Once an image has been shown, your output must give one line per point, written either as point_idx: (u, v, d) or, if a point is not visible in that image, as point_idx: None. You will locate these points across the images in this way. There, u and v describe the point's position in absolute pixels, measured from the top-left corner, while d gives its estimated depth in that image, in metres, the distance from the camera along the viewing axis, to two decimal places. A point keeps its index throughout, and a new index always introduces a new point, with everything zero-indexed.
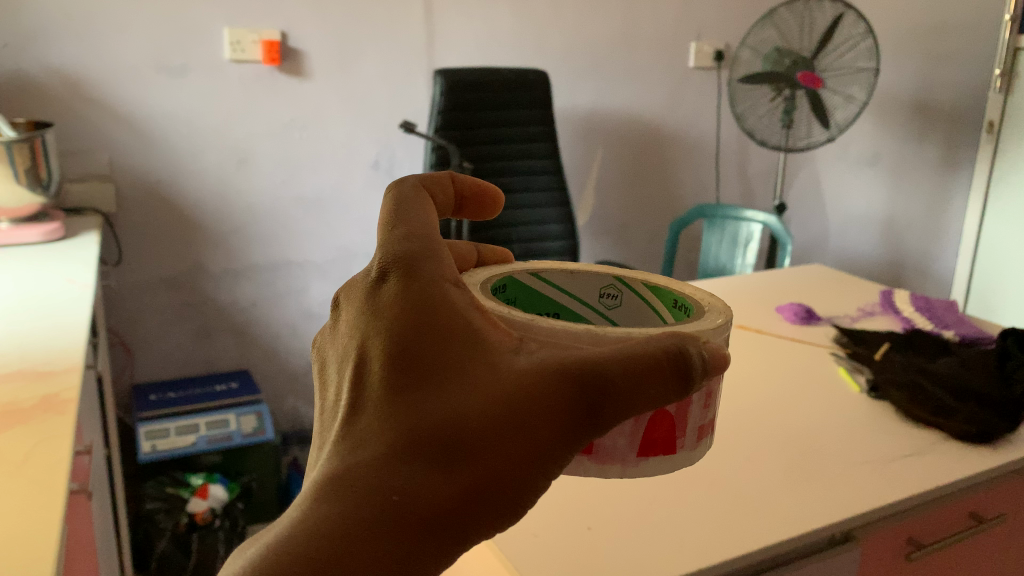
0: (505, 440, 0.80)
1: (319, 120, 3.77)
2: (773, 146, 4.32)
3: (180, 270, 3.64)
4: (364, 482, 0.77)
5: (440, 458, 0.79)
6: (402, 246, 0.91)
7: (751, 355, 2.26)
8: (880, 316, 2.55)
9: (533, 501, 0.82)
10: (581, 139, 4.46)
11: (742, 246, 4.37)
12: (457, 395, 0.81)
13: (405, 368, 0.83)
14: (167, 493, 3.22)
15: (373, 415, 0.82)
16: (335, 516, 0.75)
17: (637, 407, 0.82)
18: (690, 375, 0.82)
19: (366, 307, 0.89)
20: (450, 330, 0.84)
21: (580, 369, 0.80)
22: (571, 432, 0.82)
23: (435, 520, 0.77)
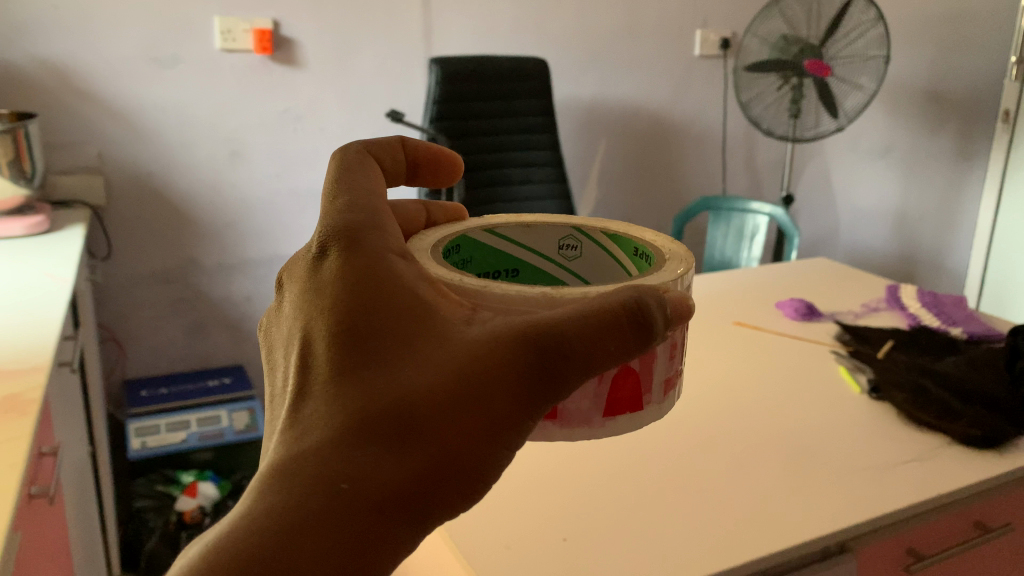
0: (459, 412, 0.77)
1: (314, 111, 3.69)
2: (779, 137, 4.22)
3: (173, 263, 3.58)
4: (310, 467, 0.74)
5: (390, 438, 0.75)
6: (344, 220, 0.90)
7: (748, 352, 2.17)
8: (885, 312, 2.45)
9: (495, 474, 0.79)
10: (583, 130, 4.37)
11: (748, 239, 4.26)
12: (406, 372, 0.78)
13: (350, 348, 0.79)
14: (157, 491, 3.21)
15: (318, 399, 0.79)
16: (282, 507, 0.72)
17: (596, 367, 0.79)
18: (649, 330, 0.78)
19: (310, 287, 0.87)
20: (397, 302, 0.81)
21: (534, 334, 0.78)
22: (532, 401, 0.79)
23: (389, 502, 0.74)
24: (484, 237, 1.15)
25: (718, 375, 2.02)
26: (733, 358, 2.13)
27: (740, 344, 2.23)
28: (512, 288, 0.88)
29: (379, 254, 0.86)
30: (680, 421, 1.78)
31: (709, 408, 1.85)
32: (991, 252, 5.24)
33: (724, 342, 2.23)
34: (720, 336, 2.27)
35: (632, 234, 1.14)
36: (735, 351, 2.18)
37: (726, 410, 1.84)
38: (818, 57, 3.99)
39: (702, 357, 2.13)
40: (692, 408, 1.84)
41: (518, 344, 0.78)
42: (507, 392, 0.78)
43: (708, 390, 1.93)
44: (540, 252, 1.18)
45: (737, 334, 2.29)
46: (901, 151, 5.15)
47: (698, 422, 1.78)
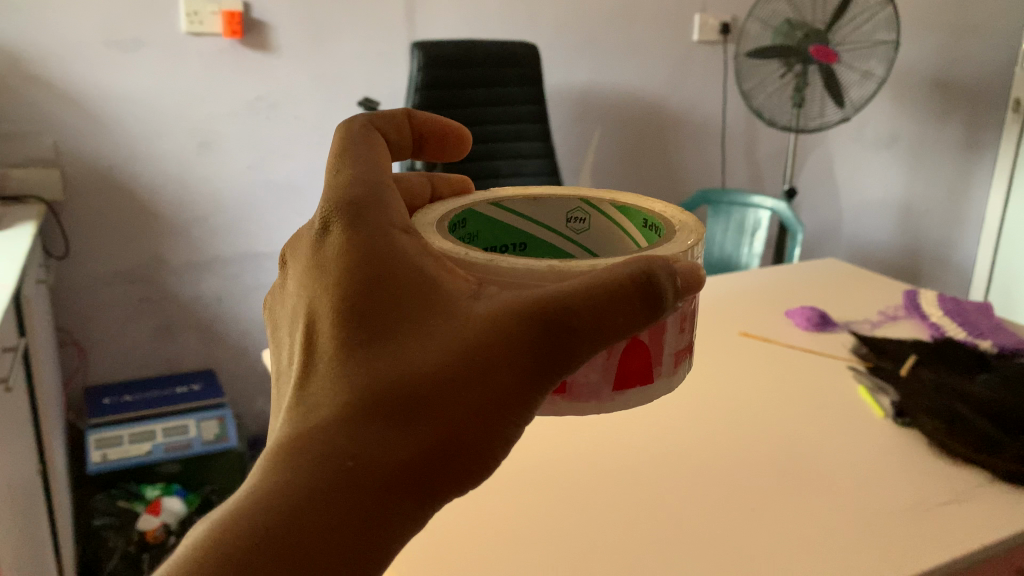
0: (467, 387, 0.77)
1: (288, 99, 3.46)
2: (783, 127, 4.00)
3: (137, 262, 3.35)
4: (316, 446, 0.74)
5: (399, 415, 0.76)
6: (347, 194, 0.90)
7: (755, 368, 1.97)
8: (904, 321, 2.24)
9: (504, 449, 0.80)
10: (575, 119, 4.15)
11: (749, 235, 4.05)
12: (414, 349, 0.78)
13: (357, 324, 0.80)
14: (117, 508, 2.99)
15: (326, 376, 0.80)
16: (292, 487, 0.72)
17: (604, 340, 0.79)
18: (656, 302, 0.79)
19: (312, 260, 0.87)
20: (403, 278, 0.82)
21: (539, 305, 0.78)
22: (540, 375, 0.80)
23: (398, 479, 0.74)
24: (494, 213, 1.22)
25: (724, 395, 1.81)
26: (739, 376, 1.92)
27: (746, 359, 2.02)
28: (518, 262, 0.87)
29: (382, 227, 0.87)
30: (680, 451, 1.58)
31: (713, 435, 1.64)
32: (998, 247, 5.05)
33: (729, 356, 2.02)
34: (723, 349, 2.06)
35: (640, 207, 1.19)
36: (741, 367, 1.97)
37: (732, 437, 1.63)
38: (824, 43, 3.76)
39: (705, 375, 1.92)
40: (695, 435, 1.64)
41: (525, 318, 0.78)
42: (515, 369, 0.79)
43: (713, 414, 1.73)
44: (548, 226, 1.26)
45: (743, 347, 2.08)
46: (907, 142, 4.94)
47: (700, 454, 1.57)
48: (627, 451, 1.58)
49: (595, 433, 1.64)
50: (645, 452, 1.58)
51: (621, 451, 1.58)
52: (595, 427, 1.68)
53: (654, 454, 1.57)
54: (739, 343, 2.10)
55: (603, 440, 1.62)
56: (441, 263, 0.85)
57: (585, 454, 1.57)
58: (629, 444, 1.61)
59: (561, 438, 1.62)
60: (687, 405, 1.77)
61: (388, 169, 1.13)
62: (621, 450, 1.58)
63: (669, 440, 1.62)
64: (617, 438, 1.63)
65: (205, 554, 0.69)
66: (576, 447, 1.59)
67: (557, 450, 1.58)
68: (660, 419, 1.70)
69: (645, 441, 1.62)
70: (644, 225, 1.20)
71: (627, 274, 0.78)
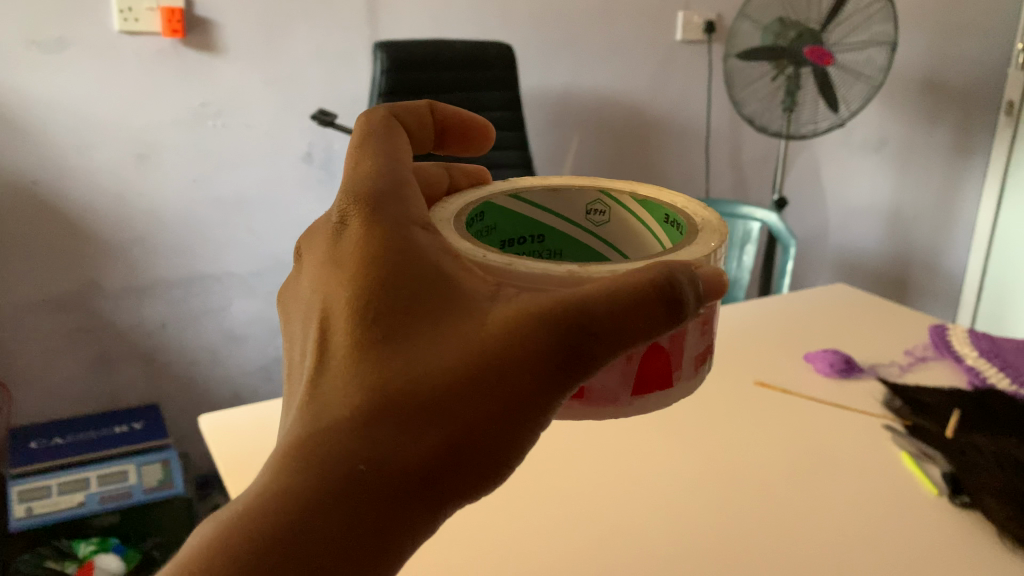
0: (476, 394, 0.88)
1: (238, 105, 3.12)
2: (773, 134, 3.75)
3: (68, 288, 3.00)
4: (341, 439, 0.86)
5: (417, 415, 0.87)
6: (375, 194, 1.05)
7: (777, 429, 1.70)
8: (936, 363, 1.97)
9: (516, 457, 0.91)
10: (552, 124, 3.87)
11: (738, 247, 3.79)
12: (427, 355, 0.90)
13: (378, 325, 0.92)
14: (44, 569, 2.61)
15: (341, 372, 0.91)
16: (320, 486, 0.84)
17: (618, 346, 0.90)
18: (679, 310, 0.90)
19: (335, 254, 1.02)
20: (418, 278, 0.94)
21: (560, 311, 0.88)
22: (550, 380, 0.90)
23: (423, 473, 0.87)
24: (511, 203, 1.17)
25: (747, 466, 1.54)
26: (761, 439, 1.65)
27: (766, 416, 1.75)
28: (535, 267, 0.97)
29: (402, 229, 1.00)
30: (707, 552, 1.30)
31: (743, 528, 1.37)
32: (989, 255, 4.86)
33: (745, 413, 1.75)
34: (738, 404, 1.79)
35: (663, 201, 1.15)
36: (761, 428, 1.69)
37: (766, 531, 1.36)
38: (819, 44, 3.52)
39: (722, 441, 1.64)
40: (721, 530, 1.36)
41: (541, 320, 0.89)
42: (527, 367, 0.89)
43: (739, 496, 1.45)
44: (569, 219, 1.22)
45: (760, 401, 1.80)
46: (896, 146, 4.73)
47: (733, 556, 1.29)
48: (643, 556, 1.30)
49: (600, 528, 1.37)
50: (664, 555, 1.30)
51: (636, 555, 1.30)
52: (600, 517, 1.40)
53: (676, 558, 1.29)
54: (755, 394, 1.83)
55: (612, 539, 1.35)
56: (458, 262, 0.97)
57: (593, 562, 1.29)
58: (644, 543, 1.33)
59: (563, 537, 1.34)
60: (707, 485, 1.50)
61: (413, 168, 1.15)
62: (636, 556, 1.31)
63: (692, 537, 1.34)
64: (630, 535, 1.35)
65: (252, 537, 0.81)
66: (583, 552, 1.32)
67: (559, 557, 1.30)
68: (677, 506, 1.43)
69: (662, 538, 1.35)
70: (667, 221, 1.14)
71: (638, 282, 0.89)
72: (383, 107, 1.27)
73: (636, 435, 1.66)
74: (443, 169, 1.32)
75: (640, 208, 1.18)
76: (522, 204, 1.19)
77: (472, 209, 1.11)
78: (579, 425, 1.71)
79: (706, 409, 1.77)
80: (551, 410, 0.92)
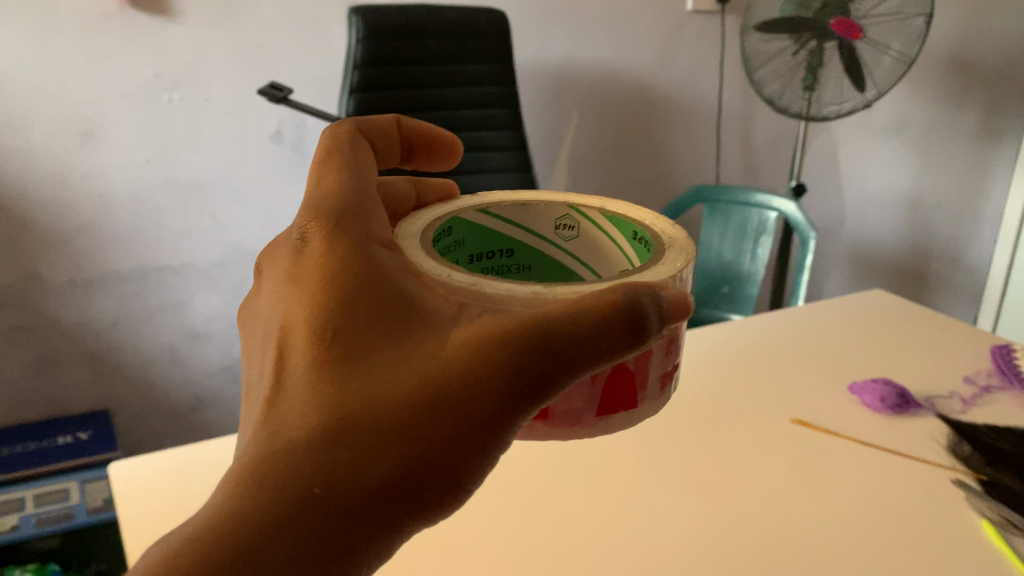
0: (432, 419, 0.77)
1: (196, 77, 2.76)
2: (794, 114, 3.44)
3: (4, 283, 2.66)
4: (283, 466, 0.76)
5: (367, 442, 0.77)
6: (333, 204, 0.95)
7: (826, 489, 1.38)
8: (1004, 394, 1.67)
9: (473, 482, 0.80)
10: (550, 102, 3.53)
11: (752, 238, 3.46)
12: (382, 375, 0.79)
13: (332, 340, 0.81)
14: None
15: (294, 394, 0.80)
16: (262, 513, 0.74)
17: (584, 366, 0.78)
18: (641, 330, 0.77)
19: (291, 268, 0.90)
20: (381, 295, 0.83)
21: (522, 333, 0.77)
22: (513, 405, 0.79)
23: (366, 505, 0.76)
24: (476, 218, 1.04)
25: (787, 541, 1.23)
26: (804, 501, 1.34)
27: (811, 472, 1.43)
28: (503, 286, 0.83)
29: (363, 239, 0.89)
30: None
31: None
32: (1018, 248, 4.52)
33: (783, 465, 1.44)
34: (776, 454, 1.47)
35: (632, 217, 1.02)
36: (804, 484, 1.38)
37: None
38: (846, 15, 3.15)
39: (760, 507, 1.33)
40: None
41: (503, 342, 0.77)
42: (491, 392, 0.78)
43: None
44: (537, 234, 1.08)
45: (801, 447, 1.49)
46: (921, 129, 4.37)
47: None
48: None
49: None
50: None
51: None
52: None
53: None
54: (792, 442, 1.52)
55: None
56: (423, 280, 0.85)
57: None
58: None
59: None
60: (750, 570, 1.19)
61: (374, 174, 1.06)
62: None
63: None
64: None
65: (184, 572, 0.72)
66: None
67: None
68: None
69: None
70: (637, 239, 1.00)
71: (609, 301, 0.77)
72: (352, 121, 1.17)
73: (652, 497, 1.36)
74: (411, 187, 1.24)
75: (609, 225, 1.05)
76: (487, 219, 1.05)
77: (438, 225, 0.97)
78: (582, 479, 1.40)
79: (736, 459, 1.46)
80: (508, 439, 0.81)
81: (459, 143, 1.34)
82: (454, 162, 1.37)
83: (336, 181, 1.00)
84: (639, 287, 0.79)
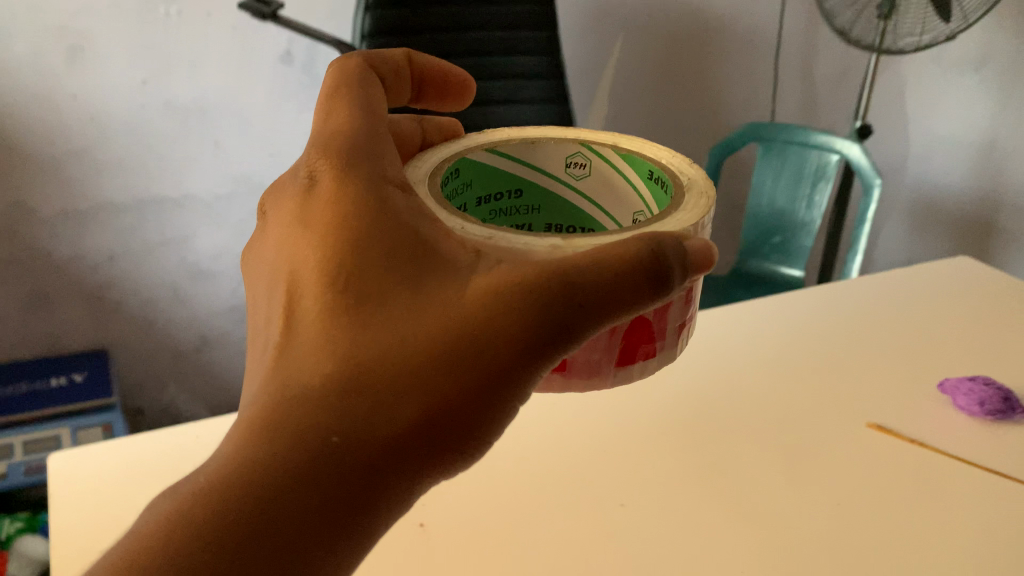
0: (454, 368, 0.73)
1: None
2: (864, 46, 3.06)
3: None
4: (298, 416, 0.72)
5: (385, 392, 0.73)
6: (341, 147, 0.88)
7: (894, 542, 1.16)
8: None
9: (496, 432, 0.77)
10: (591, 28, 3.24)
11: (809, 184, 3.12)
12: (402, 322, 0.75)
13: (349, 286, 0.77)
14: None
15: (309, 342, 0.76)
16: (275, 467, 0.71)
17: (615, 315, 0.76)
18: (664, 283, 0.75)
19: (298, 212, 0.85)
20: (393, 239, 0.78)
21: (547, 282, 0.73)
22: (537, 356, 0.75)
23: (384, 459, 0.72)
24: (486, 159, 1.02)
25: None
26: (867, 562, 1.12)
27: (880, 517, 1.21)
28: (520, 238, 0.81)
29: (374, 185, 0.83)
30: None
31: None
32: None
33: (848, 508, 1.22)
34: (839, 492, 1.26)
35: (647, 155, 1.00)
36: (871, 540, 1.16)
37: None
38: None
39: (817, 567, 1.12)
40: None
41: (523, 291, 0.74)
42: (512, 341, 0.74)
43: None
44: (547, 173, 1.06)
45: (869, 488, 1.27)
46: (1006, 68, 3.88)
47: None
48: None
49: None
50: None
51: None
52: None
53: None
54: (860, 475, 1.29)
55: None
56: (436, 222, 0.81)
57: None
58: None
59: None
60: None
61: (382, 98, 1.01)
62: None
63: None
64: None
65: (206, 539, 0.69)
66: None
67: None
68: None
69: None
70: (652, 179, 0.99)
71: (631, 254, 0.74)
72: (358, 57, 1.07)
73: (691, 548, 1.14)
74: (416, 124, 1.17)
75: (622, 163, 1.03)
76: (497, 158, 1.03)
77: (446, 167, 0.95)
78: (609, 516, 1.19)
79: (793, 494, 1.25)
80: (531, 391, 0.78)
81: (474, 81, 1.21)
82: (467, 102, 1.24)
83: (342, 122, 0.93)
84: (661, 236, 0.76)
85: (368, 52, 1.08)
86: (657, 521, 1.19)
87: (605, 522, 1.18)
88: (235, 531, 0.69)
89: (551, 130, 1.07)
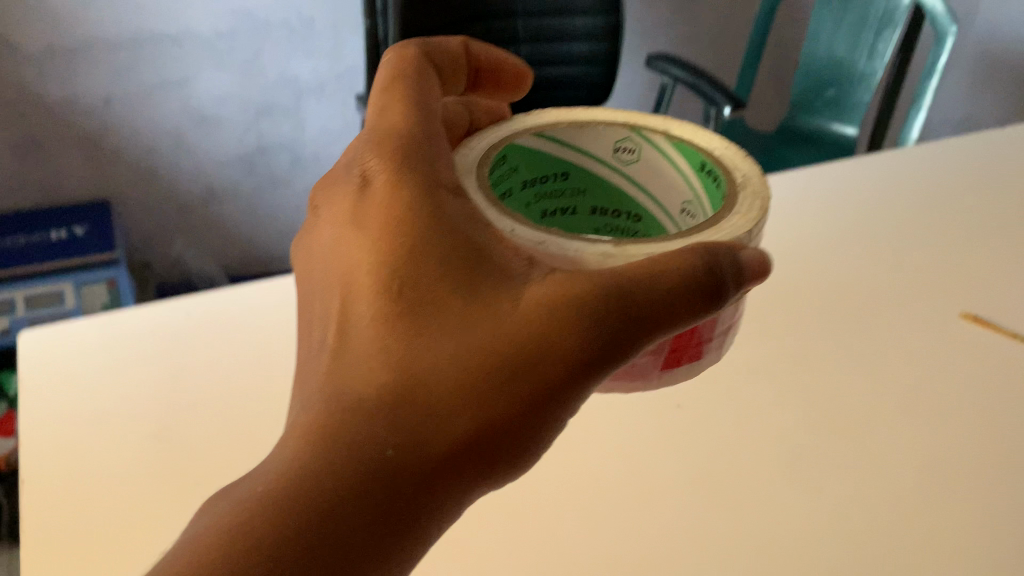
0: (511, 383, 0.63)
1: None
2: None
3: None
4: (349, 429, 0.62)
5: (438, 405, 0.63)
6: (390, 134, 0.76)
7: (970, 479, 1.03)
8: None
9: (543, 447, 0.67)
10: None
11: (871, 32, 2.80)
12: (460, 327, 0.64)
13: (405, 286, 0.66)
14: None
15: (364, 345, 0.66)
16: (324, 481, 0.60)
17: (657, 332, 0.66)
18: (715, 295, 0.66)
19: (348, 211, 0.72)
20: (448, 239, 0.67)
21: (602, 293, 0.64)
22: (591, 373, 0.65)
23: (434, 475, 0.62)
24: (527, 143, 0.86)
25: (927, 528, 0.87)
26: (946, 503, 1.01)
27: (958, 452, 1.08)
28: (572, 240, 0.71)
29: (427, 176, 0.72)
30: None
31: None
32: None
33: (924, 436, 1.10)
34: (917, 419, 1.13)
35: (699, 146, 0.84)
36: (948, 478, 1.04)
37: None
38: None
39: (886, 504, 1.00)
40: None
41: (584, 308, 0.63)
42: (574, 355, 0.64)
43: None
44: (592, 157, 0.90)
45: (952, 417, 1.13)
46: None
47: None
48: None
49: None
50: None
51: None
52: None
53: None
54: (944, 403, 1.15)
55: None
56: (490, 225, 0.70)
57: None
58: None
59: None
60: None
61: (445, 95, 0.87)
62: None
63: None
64: None
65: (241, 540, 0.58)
66: None
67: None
68: None
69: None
70: (703, 172, 0.83)
71: (683, 266, 0.65)
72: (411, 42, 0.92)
73: (750, 477, 1.03)
74: (463, 107, 0.92)
75: (675, 154, 0.86)
76: (540, 142, 0.87)
77: (496, 155, 0.81)
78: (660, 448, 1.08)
79: (864, 419, 1.12)
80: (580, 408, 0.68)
81: (533, 74, 1.07)
82: (523, 96, 1.09)
83: (400, 115, 0.78)
84: (714, 244, 0.67)
85: (424, 39, 0.92)
86: (711, 448, 1.07)
87: (653, 452, 1.07)
88: (290, 543, 0.58)
89: (591, 108, 0.90)
